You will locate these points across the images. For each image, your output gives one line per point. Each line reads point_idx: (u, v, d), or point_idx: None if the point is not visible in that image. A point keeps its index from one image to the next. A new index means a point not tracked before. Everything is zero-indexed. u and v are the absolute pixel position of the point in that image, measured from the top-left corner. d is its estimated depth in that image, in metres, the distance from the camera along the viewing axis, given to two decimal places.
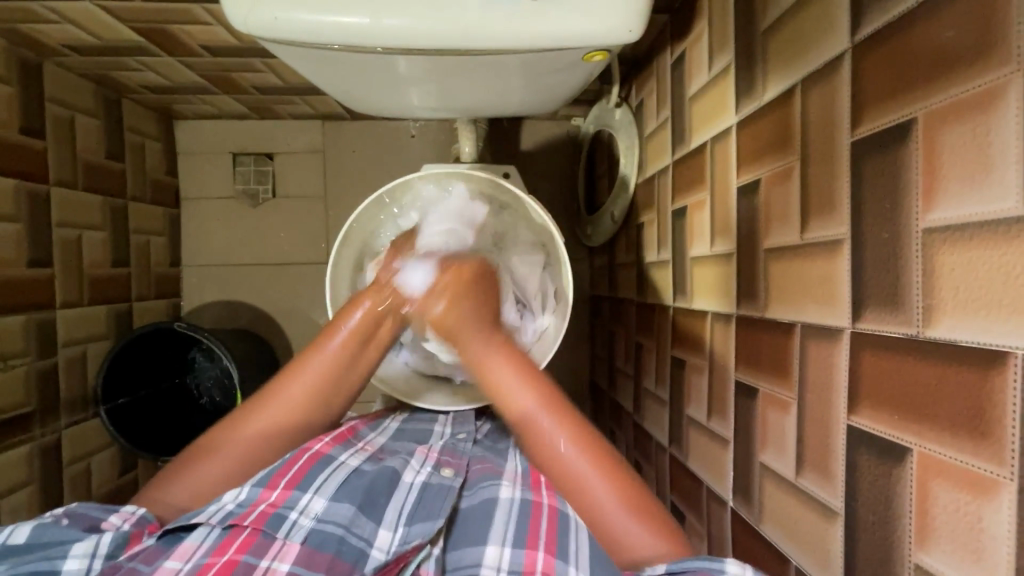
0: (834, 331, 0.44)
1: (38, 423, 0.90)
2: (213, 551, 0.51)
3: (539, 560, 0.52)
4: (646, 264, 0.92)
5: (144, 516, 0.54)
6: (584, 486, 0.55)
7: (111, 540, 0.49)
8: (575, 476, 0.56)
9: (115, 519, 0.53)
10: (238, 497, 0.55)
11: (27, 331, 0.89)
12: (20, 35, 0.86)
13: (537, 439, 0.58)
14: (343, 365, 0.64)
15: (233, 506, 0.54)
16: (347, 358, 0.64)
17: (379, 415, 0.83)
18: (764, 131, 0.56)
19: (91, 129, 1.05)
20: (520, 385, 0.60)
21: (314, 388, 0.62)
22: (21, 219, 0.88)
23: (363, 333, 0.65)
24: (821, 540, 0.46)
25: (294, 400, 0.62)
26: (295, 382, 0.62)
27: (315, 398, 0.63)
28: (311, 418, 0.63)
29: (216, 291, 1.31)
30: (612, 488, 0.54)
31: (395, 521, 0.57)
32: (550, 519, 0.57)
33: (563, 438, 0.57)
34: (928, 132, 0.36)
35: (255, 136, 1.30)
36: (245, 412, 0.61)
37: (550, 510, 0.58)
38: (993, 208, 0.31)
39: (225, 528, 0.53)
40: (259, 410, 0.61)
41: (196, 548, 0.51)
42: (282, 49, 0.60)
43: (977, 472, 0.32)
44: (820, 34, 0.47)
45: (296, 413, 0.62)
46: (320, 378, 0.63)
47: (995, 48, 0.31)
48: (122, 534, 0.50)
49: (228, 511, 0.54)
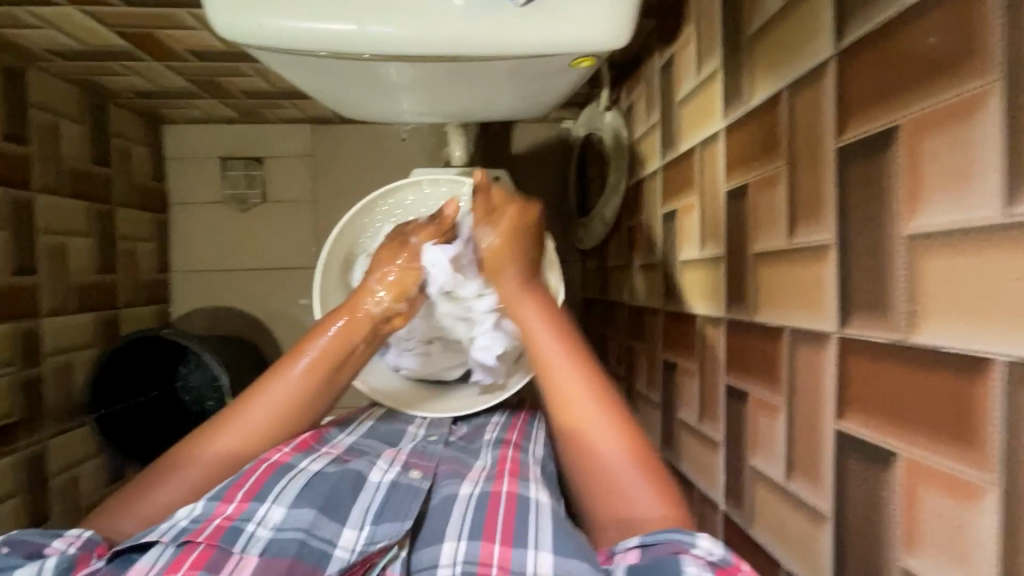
0: (822, 336, 0.44)
1: (22, 434, 0.88)
2: (167, 569, 0.46)
3: (494, 552, 0.50)
4: (637, 267, 0.93)
5: (91, 539, 0.50)
6: (598, 442, 0.56)
7: (54, 563, 0.46)
8: (591, 436, 0.56)
9: (58, 544, 0.48)
10: (192, 513, 0.51)
11: (11, 341, 0.87)
12: (2, 40, 0.84)
13: (565, 401, 0.59)
14: (311, 392, 0.64)
15: (186, 523, 0.51)
16: (310, 378, 0.64)
17: (358, 416, 0.80)
18: (751, 136, 0.56)
19: (75, 134, 1.04)
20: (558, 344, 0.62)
21: (283, 410, 0.62)
22: (3, 227, 0.87)
23: (328, 360, 0.65)
24: (810, 542, 0.46)
25: (260, 424, 0.61)
26: (262, 404, 0.62)
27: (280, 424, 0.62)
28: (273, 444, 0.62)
29: (205, 297, 1.29)
30: (625, 441, 0.55)
31: (361, 520, 0.54)
32: (508, 509, 0.54)
33: (578, 384, 0.59)
34: (912, 140, 0.36)
35: (244, 141, 1.29)
36: (210, 431, 0.60)
37: (508, 497, 0.55)
38: (976, 215, 0.32)
39: (178, 546, 0.48)
40: (228, 431, 0.60)
41: (148, 569, 0.46)
42: (269, 55, 0.59)
43: (961, 477, 0.32)
44: (806, 41, 0.47)
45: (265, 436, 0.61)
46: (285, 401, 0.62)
47: (975, 58, 0.32)
48: (66, 556, 0.47)
49: (181, 528, 0.50)
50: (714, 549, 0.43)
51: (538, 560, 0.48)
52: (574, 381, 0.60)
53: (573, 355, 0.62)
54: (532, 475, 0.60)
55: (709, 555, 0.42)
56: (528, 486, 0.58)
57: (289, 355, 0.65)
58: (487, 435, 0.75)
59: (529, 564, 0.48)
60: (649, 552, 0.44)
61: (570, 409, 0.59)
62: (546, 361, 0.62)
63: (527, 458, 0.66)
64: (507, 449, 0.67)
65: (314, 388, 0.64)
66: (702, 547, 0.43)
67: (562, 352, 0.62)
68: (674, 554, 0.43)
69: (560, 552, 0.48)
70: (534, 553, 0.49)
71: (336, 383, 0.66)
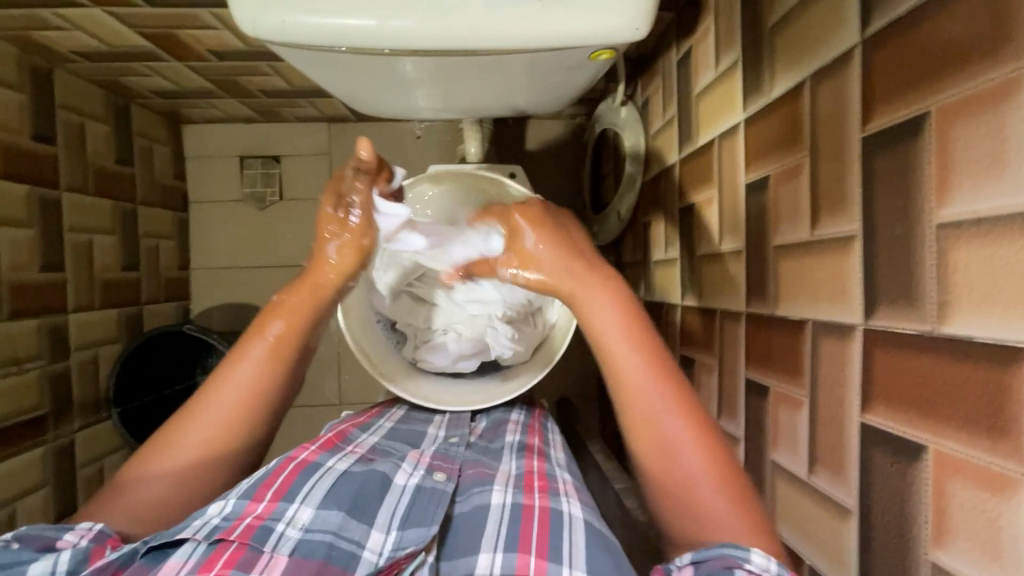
0: (847, 328, 0.43)
1: (51, 426, 0.91)
2: (199, 568, 0.47)
3: (531, 564, 0.49)
4: (654, 263, 0.92)
5: (102, 531, 0.50)
6: (676, 458, 0.50)
7: (69, 556, 0.46)
8: (669, 452, 0.51)
9: (70, 536, 0.48)
10: (223, 510, 0.52)
11: (40, 336, 0.90)
12: (30, 42, 0.87)
13: (642, 413, 0.53)
14: (279, 366, 0.62)
15: (218, 520, 0.51)
16: (274, 360, 0.62)
17: (375, 417, 0.80)
18: (772, 128, 0.55)
19: (100, 133, 1.06)
20: (632, 348, 0.55)
21: (255, 387, 0.61)
22: (33, 224, 0.89)
23: (288, 339, 0.63)
24: (834, 538, 0.45)
25: (232, 402, 0.59)
26: (233, 382, 0.60)
27: (254, 401, 0.60)
28: (252, 423, 0.60)
29: (225, 294, 1.32)
30: (704, 456, 0.50)
31: (387, 524, 0.54)
32: (541, 522, 0.53)
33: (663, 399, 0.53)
34: (942, 126, 0.35)
35: (262, 139, 1.31)
36: (179, 428, 0.58)
37: (541, 512, 0.55)
38: (1008, 201, 0.31)
39: (211, 544, 0.49)
40: (201, 413, 0.59)
41: (180, 565, 0.47)
42: (290, 52, 0.60)
43: (995, 469, 0.32)
44: (829, 29, 0.47)
45: (241, 415, 0.60)
46: (251, 387, 0.60)
47: (1006, 42, 0.31)
48: (80, 549, 0.47)
49: (213, 525, 0.51)
50: (769, 565, 0.41)
51: None
52: (651, 390, 0.53)
53: (648, 359, 0.55)
54: (562, 490, 0.60)
55: (762, 571, 0.41)
56: (560, 500, 0.57)
57: (250, 332, 0.63)
58: (508, 436, 0.74)
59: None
60: (703, 568, 0.42)
61: (646, 422, 0.53)
62: (628, 374, 0.55)
63: (554, 471, 0.65)
64: (531, 461, 0.66)
65: (283, 362, 0.62)
66: (756, 563, 0.41)
67: (646, 364, 0.54)
68: (725, 569, 0.41)
69: (596, 574, 0.48)
70: (569, 570, 0.48)
71: (303, 355, 0.65)
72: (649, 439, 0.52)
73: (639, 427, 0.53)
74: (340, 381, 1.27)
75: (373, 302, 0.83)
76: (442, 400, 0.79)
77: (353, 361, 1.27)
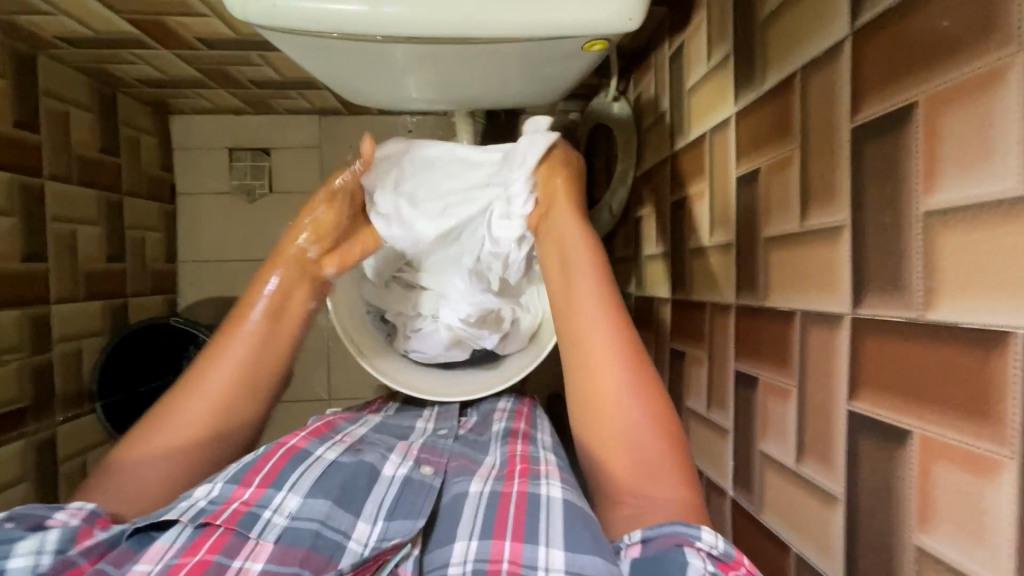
0: (836, 317, 0.44)
1: (31, 420, 0.89)
2: (184, 551, 0.47)
3: (506, 549, 0.48)
4: (645, 258, 0.93)
5: (93, 511, 0.50)
6: (617, 401, 0.56)
7: (58, 536, 0.46)
8: (609, 389, 0.57)
9: (61, 515, 0.49)
10: (210, 493, 0.52)
11: (21, 327, 0.88)
12: (14, 27, 0.85)
13: (591, 360, 0.59)
14: (260, 345, 0.65)
15: (205, 503, 0.51)
16: (260, 332, 0.65)
17: (365, 412, 0.79)
18: (763, 121, 0.56)
19: (85, 122, 1.04)
20: (597, 296, 0.62)
21: (236, 369, 0.63)
22: (15, 213, 0.87)
23: (277, 305, 0.67)
24: (821, 526, 0.46)
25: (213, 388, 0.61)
26: (220, 361, 0.63)
27: (234, 384, 0.62)
28: (244, 393, 0.63)
29: (213, 288, 1.30)
30: (639, 394, 0.56)
31: (374, 515, 0.54)
32: (518, 507, 0.53)
33: (617, 348, 0.58)
34: (931, 117, 0.36)
35: (253, 132, 1.29)
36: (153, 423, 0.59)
37: (518, 497, 0.54)
38: (992, 189, 0.32)
39: (198, 527, 0.49)
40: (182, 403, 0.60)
41: (166, 549, 0.47)
42: (281, 37, 0.59)
43: (977, 452, 0.32)
44: (820, 22, 0.47)
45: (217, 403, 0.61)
46: (234, 366, 0.63)
47: (994, 31, 0.31)
48: (70, 530, 0.47)
49: (201, 508, 0.51)
50: (717, 542, 0.43)
51: (548, 558, 0.46)
52: (604, 331, 0.59)
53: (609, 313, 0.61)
54: (543, 472, 0.58)
55: (712, 548, 0.43)
56: (538, 483, 0.56)
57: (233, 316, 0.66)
58: (496, 424, 0.75)
59: (539, 561, 0.47)
60: (653, 545, 0.45)
61: (597, 369, 0.58)
62: (590, 330, 0.60)
63: (538, 452, 0.64)
64: (516, 444, 0.66)
65: (262, 341, 0.65)
66: (705, 541, 0.43)
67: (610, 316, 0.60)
68: (677, 546, 0.43)
69: (572, 549, 0.47)
70: (546, 550, 0.47)
71: (283, 332, 0.67)
72: (597, 388, 0.57)
73: (581, 363, 0.60)
74: (329, 377, 1.26)
75: (365, 295, 0.83)
76: (424, 388, 0.78)
77: (343, 356, 1.26)
